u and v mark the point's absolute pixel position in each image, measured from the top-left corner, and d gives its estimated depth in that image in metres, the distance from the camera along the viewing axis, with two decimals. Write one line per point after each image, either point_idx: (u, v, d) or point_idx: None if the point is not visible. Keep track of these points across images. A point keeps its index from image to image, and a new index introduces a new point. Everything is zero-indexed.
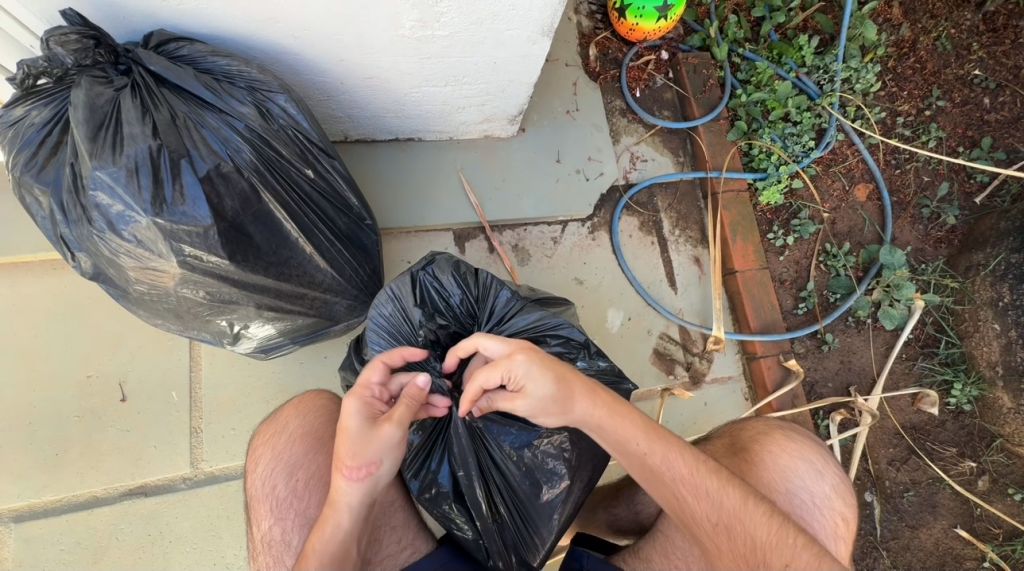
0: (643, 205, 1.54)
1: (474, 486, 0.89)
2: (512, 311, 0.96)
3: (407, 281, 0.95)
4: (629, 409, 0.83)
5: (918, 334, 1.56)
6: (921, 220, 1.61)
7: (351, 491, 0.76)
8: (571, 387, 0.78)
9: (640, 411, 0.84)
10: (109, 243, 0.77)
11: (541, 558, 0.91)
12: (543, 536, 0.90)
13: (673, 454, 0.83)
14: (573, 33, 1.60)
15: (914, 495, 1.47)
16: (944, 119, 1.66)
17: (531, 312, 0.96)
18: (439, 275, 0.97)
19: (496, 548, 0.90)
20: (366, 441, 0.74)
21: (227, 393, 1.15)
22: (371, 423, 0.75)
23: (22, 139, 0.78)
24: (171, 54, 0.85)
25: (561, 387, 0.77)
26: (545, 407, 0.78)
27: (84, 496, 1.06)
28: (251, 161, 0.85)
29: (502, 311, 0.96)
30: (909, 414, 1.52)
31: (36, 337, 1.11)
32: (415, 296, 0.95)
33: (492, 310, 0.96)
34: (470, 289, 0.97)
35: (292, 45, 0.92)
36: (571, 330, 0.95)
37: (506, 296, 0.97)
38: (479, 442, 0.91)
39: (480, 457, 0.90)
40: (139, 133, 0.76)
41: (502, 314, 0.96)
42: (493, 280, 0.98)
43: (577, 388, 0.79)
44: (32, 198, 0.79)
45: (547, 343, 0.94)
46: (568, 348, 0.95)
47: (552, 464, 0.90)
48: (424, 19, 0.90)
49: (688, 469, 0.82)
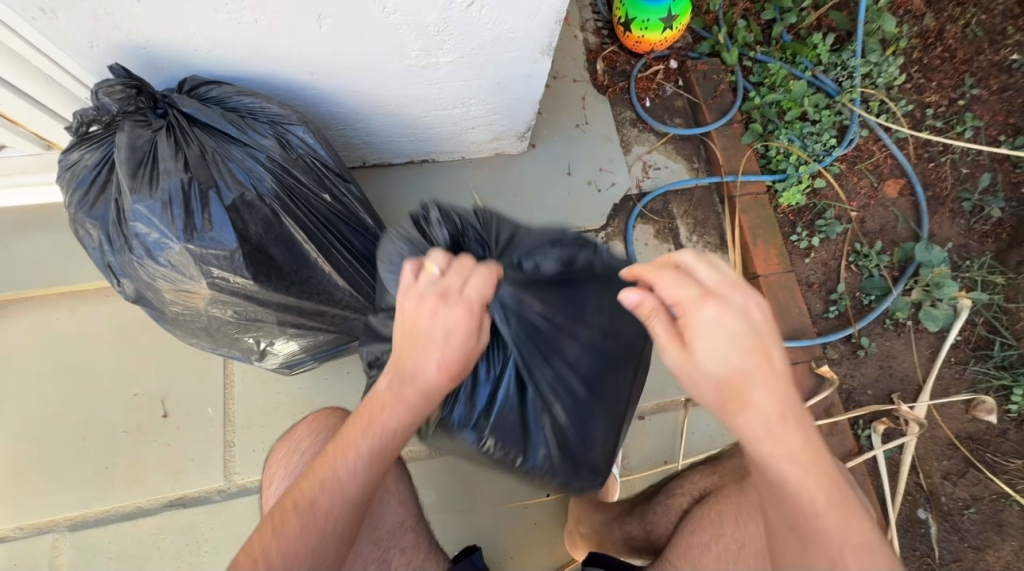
0: (658, 213, 1.54)
1: (527, 375, 0.84)
2: (520, 233, 0.90)
3: (410, 222, 0.88)
4: (812, 451, 0.65)
5: (967, 336, 1.45)
6: (962, 215, 1.52)
7: (436, 387, 0.73)
8: (755, 369, 0.62)
9: (822, 453, 0.65)
10: (148, 269, 0.84)
11: (602, 453, 0.90)
12: (598, 429, 0.89)
13: (847, 518, 0.66)
14: (581, 49, 1.64)
15: (977, 513, 1.34)
16: (981, 107, 1.57)
17: (540, 231, 0.92)
18: (439, 208, 0.90)
19: (557, 446, 0.86)
20: (468, 346, 0.73)
21: (258, 408, 1.21)
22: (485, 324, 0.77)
23: (76, 179, 0.87)
24: (202, 96, 0.93)
25: (735, 367, 0.62)
26: (697, 378, 0.64)
27: (130, 506, 1.14)
28: (273, 188, 0.92)
29: (511, 235, 0.90)
30: (963, 423, 1.41)
31: (93, 357, 1.22)
32: (421, 235, 0.86)
33: (501, 237, 0.89)
34: (475, 220, 0.90)
35: (309, 81, 0.99)
36: (580, 239, 0.91)
37: (510, 224, 0.92)
38: (523, 339, 0.83)
39: (527, 354, 0.84)
40: (172, 168, 0.83)
41: (510, 239, 0.89)
42: (494, 213, 0.94)
43: (763, 381, 0.62)
44: (84, 231, 0.88)
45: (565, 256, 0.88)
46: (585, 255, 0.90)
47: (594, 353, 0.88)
48: (428, 48, 0.95)
49: (842, 524, 0.65)
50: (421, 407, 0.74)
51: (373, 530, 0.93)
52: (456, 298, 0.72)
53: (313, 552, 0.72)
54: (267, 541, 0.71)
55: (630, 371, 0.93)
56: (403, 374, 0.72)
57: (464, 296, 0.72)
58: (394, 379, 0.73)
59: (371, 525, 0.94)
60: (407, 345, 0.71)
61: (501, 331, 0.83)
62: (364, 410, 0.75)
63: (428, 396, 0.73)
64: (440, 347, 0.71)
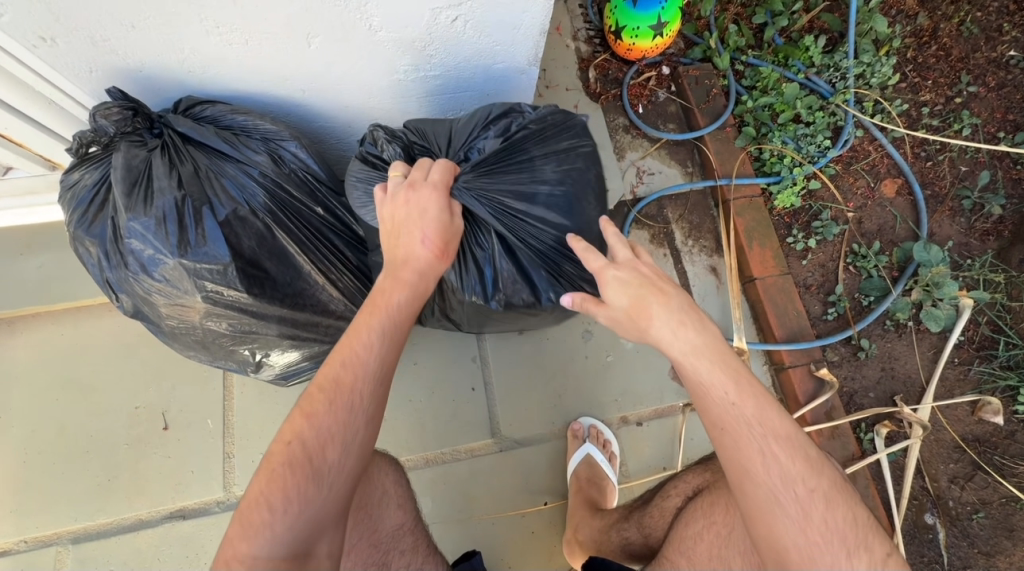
0: (652, 218, 1.54)
1: (511, 237, 0.93)
2: (452, 132, 1.00)
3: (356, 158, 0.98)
4: (724, 355, 0.73)
5: (971, 335, 1.43)
6: (962, 213, 1.51)
7: (428, 262, 0.81)
8: (650, 298, 0.74)
9: (730, 357, 0.73)
10: (143, 284, 0.86)
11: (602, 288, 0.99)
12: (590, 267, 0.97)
13: (772, 415, 0.73)
14: (572, 58, 1.66)
15: (986, 517, 1.31)
16: (979, 104, 1.56)
17: (467, 121, 1.00)
18: (373, 132, 0.99)
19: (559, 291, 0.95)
20: (447, 220, 0.84)
21: (257, 419, 1.23)
22: (455, 209, 0.87)
23: (76, 199, 0.90)
24: (196, 116, 0.96)
25: (637, 299, 0.74)
26: (618, 320, 0.76)
27: (132, 518, 1.15)
28: (266, 203, 0.94)
29: (443, 139, 0.99)
30: (969, 426, 1.38)
31: (95, 371, 1.24)
32: (370, 164, 0.96)
33: (435, 143, 0.99)
34: (407, 135, 1.00)
35: (301, 97, 1.01)
36: (505, 110, 0.99)
37: (440, 128, 1.01)
38: (494, 204, 0.92)
39: (505, 219, 0.92)
40: (166, 187, 0.86)
41: (448, 137, 0.99)
42: (423, 124, 1.03)
43: (661, 306, 0.73)
44: (83, 248, 0.91)
45: (496, 128, 0.97)
46: (511, 115, 0.99)
47: (564, 186, 0.95)
48: (415, 63, 0.97)
49: (759, 414, 0.72)
50: (419, 283, 0.81)
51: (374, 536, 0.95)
52: (422, 185, 0.83)
53: (345, 431, 0.73)
54: (300, 424, 0.72)
55: (599, 196, 1.00)
56: (394, 261, 0.81)
57: (428, 182, 0.84)
58: (388, 266, 0.81)
59: (371, 529, 0.95)
60: (393, 232, 0.81)
61: (476, 212, 0.91)
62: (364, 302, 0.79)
63: (424, 274, 0.81)
64: (420, 222, 0.81)
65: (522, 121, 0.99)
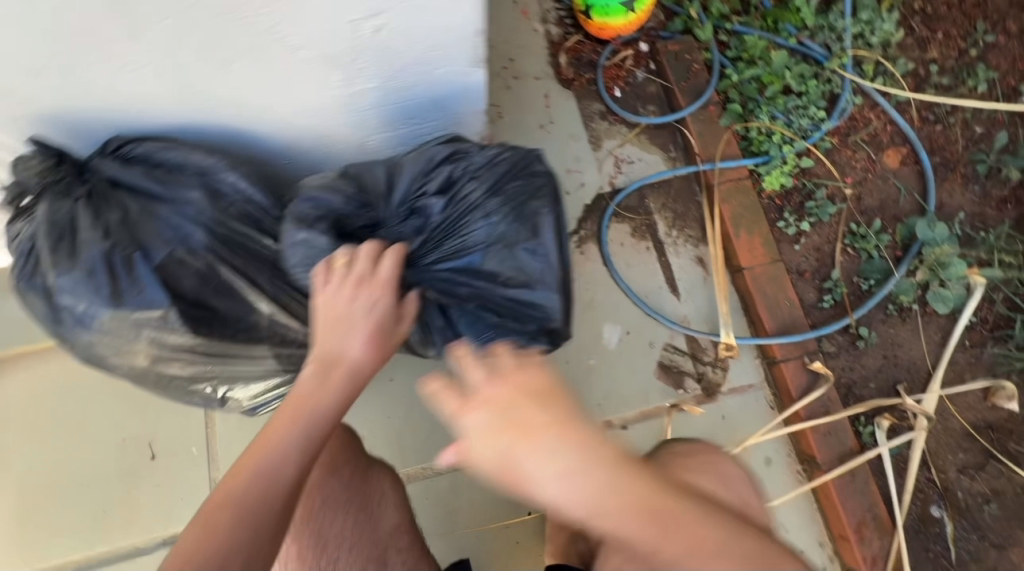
0: (633, 210, 1.45)
1: (457, 292, 0.88)
2: (394, 176, 0.93)
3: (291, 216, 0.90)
4: (625, 482, 0.59)
5: (984, 315, 1.33)
6: (976, 180, 1.38)
7: (364, 364, 0.79)
8: (519, 442, 0.58)
9: (628, 480, 0.59)
10: (84, 336, 0.87)
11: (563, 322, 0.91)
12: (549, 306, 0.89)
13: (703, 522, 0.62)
14: (542, 43, 1.55)
15: (997, 508, 1.25)
16: (997, 55, 1.43)
17: (410, 166, 0.92)
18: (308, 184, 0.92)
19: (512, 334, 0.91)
20: (392, 321, 0.82)
21: (239, 446, 1.25)
22: (400, 313, 0.83)
23: (15, 253, 0.90)
24: (127, 155, 0.92)
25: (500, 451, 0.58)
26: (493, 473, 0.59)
27: (128, 546, 1.20)
28: (204, 241, 0.91)
29: (385, 184, 0.92)
30: (982, 412, 1.29)
31: (82, 406, 1.27)
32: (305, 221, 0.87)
33: (377, 188, 0.92)
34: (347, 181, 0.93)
35: (237, 123, 0.97)
36: (449, 155, 0.93)
37: (381, 171, 0.94)
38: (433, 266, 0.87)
39: (449, 274, 0.87)
40: (93, 238, 0.85)
41: (389, 184, 0.92)
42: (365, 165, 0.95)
43: (527, 451, 0.57)
44: (25, 303, 0.90)
45: (439, 173, 0.91)
46: (456, 159, 0.92)
47: (509, 225, 0.87)
48: (348, 77, 0.91)
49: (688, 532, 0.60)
50: (352, 385, 0.78)
51: (376, 534, 0.93)
52: (370, 281, 0.81)
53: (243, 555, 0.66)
54: (214, 516, 0.67)
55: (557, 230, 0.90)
56: (328, 358, 0.78)
57: (377, 277, 0.81)
58: (321, 365, 0.77)
59: (371, 528, 0.93)
60: (331, 330, 0.79)
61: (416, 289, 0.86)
62: (287, 404, 0.75)
63: (358, 376, 0.79)
64: (362, 323, 0.79)
65: (468, 164, 0.92)
